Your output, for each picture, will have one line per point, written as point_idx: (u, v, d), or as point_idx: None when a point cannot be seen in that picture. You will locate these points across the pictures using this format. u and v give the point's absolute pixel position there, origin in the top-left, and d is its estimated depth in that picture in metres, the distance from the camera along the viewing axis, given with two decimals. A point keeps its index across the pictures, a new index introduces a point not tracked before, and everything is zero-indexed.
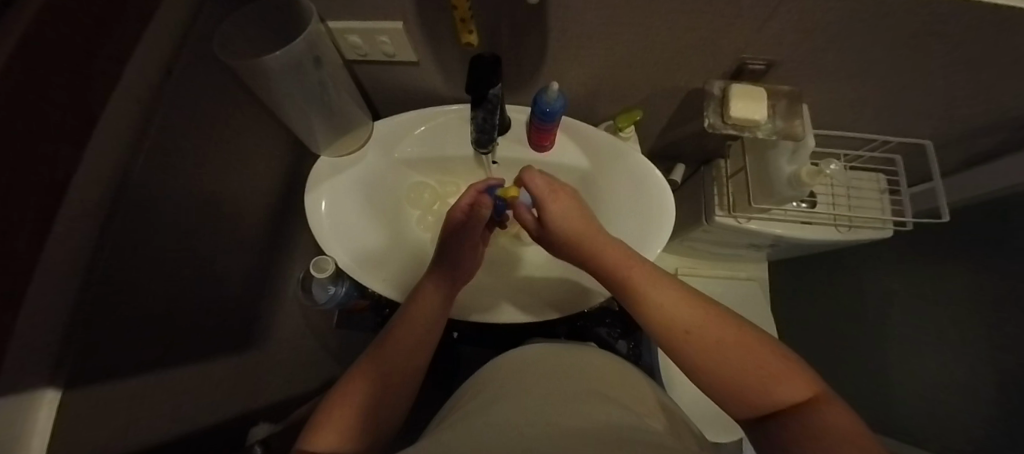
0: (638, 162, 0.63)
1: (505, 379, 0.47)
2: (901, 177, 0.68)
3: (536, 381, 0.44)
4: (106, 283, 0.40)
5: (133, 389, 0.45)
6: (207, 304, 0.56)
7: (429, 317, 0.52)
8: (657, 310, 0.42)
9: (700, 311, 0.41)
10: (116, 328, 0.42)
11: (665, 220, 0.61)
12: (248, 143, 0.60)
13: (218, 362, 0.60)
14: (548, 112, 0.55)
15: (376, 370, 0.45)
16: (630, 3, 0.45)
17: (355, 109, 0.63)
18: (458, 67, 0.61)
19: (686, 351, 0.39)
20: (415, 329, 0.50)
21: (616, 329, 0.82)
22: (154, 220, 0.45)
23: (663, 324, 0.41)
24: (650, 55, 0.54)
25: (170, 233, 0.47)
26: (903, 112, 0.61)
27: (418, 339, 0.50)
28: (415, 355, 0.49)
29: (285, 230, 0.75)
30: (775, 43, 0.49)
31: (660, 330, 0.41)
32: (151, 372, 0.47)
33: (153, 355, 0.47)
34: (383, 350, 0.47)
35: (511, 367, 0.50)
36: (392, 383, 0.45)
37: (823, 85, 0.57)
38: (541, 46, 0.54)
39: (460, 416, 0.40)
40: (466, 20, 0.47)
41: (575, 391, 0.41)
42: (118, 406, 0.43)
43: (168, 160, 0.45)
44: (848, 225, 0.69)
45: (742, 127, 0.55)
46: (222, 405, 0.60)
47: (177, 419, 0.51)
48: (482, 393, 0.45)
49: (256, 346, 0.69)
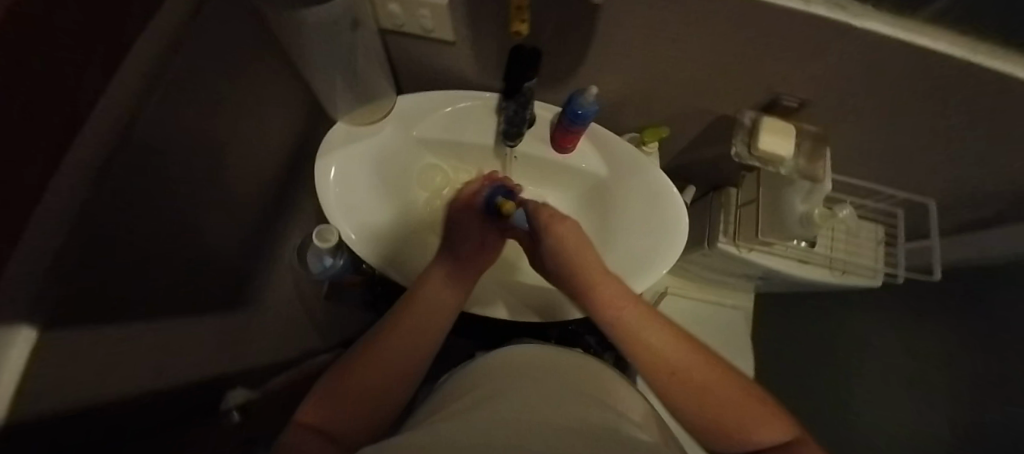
0: (657, 178, 0.63)
1: (499, 372, 0.47)
2: (898, 231, 0.71)
3: (535, 379, 0.44)
4: (85, 220, 0.35)
5: (113, 338, 0.42)
6: (199, 257, 0.53)
7: (438, 299, 0.49)
8: (643, 343, 0.42)
9: (692, 350, 0.41)
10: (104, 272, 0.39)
11: (676, 238, 0.61)
12: (264, 98, 0.57)
13: (202, 320, 0.57)
14: (579, 114, 0.54)
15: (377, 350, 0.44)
16: (684, 19, 0.44)
17: (380, 81, 0.61)
18: (493, 55, 0.59)
19: (670, 389, 0.39)
20: (423, 310, 0.48)
21: (605, 340, 0.83)
22: (161, 165, 0.42)
23: (653, 362, 0.41)
24: (687, 74, 0.54)
25: (171, 175, 0.44)
26: (914, 169, 0.63)
27: (424, 321, 0.47)
28: (422, 338, 0.46)
29: (288, 194, 0.72)
30: (812, 84, 0.50)
31: (650, 369, 0.41)
32: (133, 322, 0.44)
33: (139, 303, 0.44)
34: (385, 332, 0.46)
35: (499, 366, 0.50)
36: (394, 364, 0.44)
37: (848, 132, 0.58)
38: (584, 47, 0.53)
39: (455, 410, 0.39)
40: (521, 9, 0.45)
41: (576, 392, 0.41)
42: (97, 357, 0.40)
43: (184, 100, 0.42)
44: (843, 270, 0.71)
45: (766, 160, 0.56)
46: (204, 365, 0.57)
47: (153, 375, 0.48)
48: (475, 389, 0.44)
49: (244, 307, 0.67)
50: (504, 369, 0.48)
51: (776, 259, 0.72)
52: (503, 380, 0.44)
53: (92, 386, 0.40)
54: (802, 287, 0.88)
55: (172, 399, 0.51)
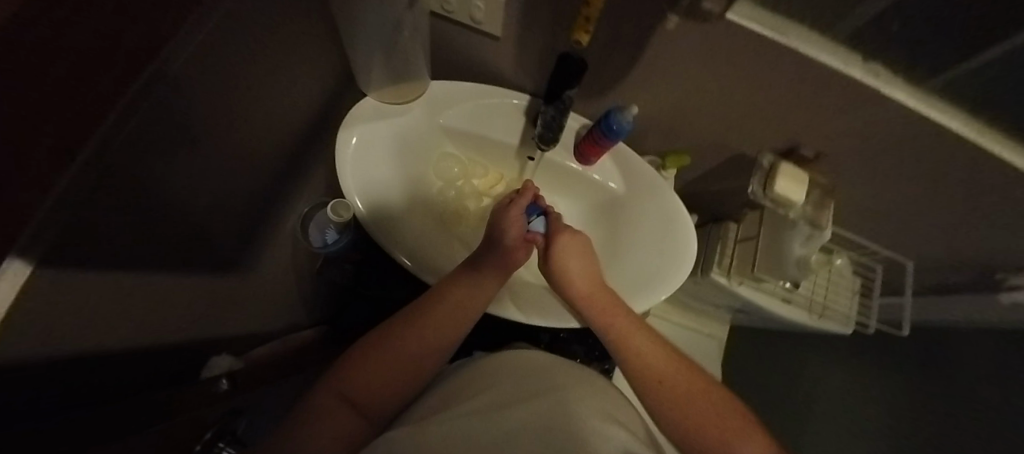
0: (673, 203, 0.66)
1: (514, 384, 0.50)
2: (875, 285, 0.75)
3: (544, 395, 0.47)
4: (107, 147, 0.30)
5: (109, 287, 0.37)
6: (203, 211, 0.49)
7: (438, 319, 0.52)
8: (651, 369, 0.50)
9: (696, 385, 0.48)
10: (114, 215, 0.35)
11: (686, 261, 0.63)
12: (297, 58, 0.55)
13: (204, 281, 0.53)
14: (614, 129, 0.56)
15: (368, 367, 0.48)
16: (734, 56, 0.47)
17: (419, 64, 0.59)
18: (535, 57, 0.60)
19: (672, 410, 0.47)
20: (418, 328, 0.51)
21: (593, 351, 0.83)
22: (181, 107, 0.38)
23: (658, 386, 0.49)
24: (719, 107, 0.57)
25: (194, 115, 0.41)
26: (899, 228, 0.69)
27: (418, 339, 0.51)
28: (413, 357, 0.50)
29: (299, 165, 0.68)
30: (833, 137, 0.55)
31: (654, 391, 0.49)
32: (134, 273, 0.40)
33: (139, 254, 0.40)
34: (382, 349, 0.50)
35: (513, 369, 0.54)
36: (381, 380, 0.48)
37: (851, 184, 0.62)
38: (627, 65, 0.54)
39: (469, 412, 0.45)
40: (589, 19, 0.44)
41: (579, 411, 0.45)
42: (88, 307, 0.35)
43: (223, 37, 0.40)
44: (821, 313, 0.76)
45: (778, 202, 0.61)
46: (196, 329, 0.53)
47: (142, 332, 0.43)
48: (485, 393, 0.49)
49: (245, 270, 0.63)
50: (520, 381, 0.51)
51: (762, 295, 0.76)
52: (516, 394, 0.48)
53: (80, 334, 0.35)
54: (779, 324, 0.93)
55: (152, 361, 0.46)
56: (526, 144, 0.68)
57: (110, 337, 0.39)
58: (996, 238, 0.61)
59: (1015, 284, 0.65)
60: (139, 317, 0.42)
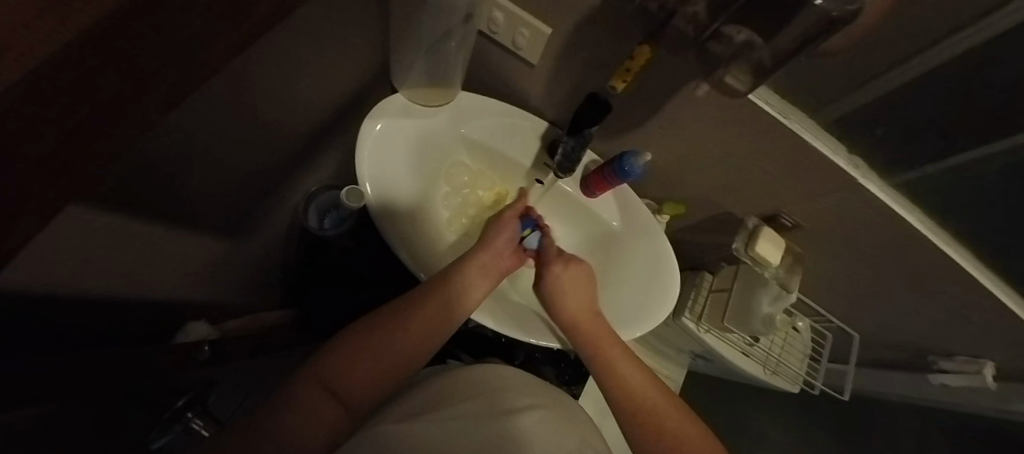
0: (663, 245, 0.70)
1: (496, 392, 0.51)
2: (824, 351, 0.82)
3: (526, 412, 0.48)
4: None
5: (99, 228, 0.34)
6: (220, 169, 0.47)
7: (426, 317, 0.53)
8: (622, 381, 0.56)
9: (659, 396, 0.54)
10: (132, 160, 0.32)
11: (669, 300, 0.67)
12: (345, 42, 0.57)
13: (201, 242, 0.51)
14: (626, 170, 0.61)
15: (349, 362, 0.48)
16: (745, 119, 0.54)
17: (457, 73, 0.62)
18: (564, 91, 0.64)
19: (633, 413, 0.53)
20: (405, 325, 0.51)
21: (563, 375, 0.83)
22: (234, 64, 0.37)
23: (627, 395, 0.54)
24: (720, 166, 0.64)
25: (246, 72, 0.41)
26: (849, 299, 0.78)
27: (405, 337, 0.51)
28: (397, 354, 0.50)
29: (316, 148, 0.67)
30: (812, 211, 0.64)
31: (625, 400, 0.54)
32: (129, 222, 0.37)
33: (143, 204, 0.37)
34: (366, 345, 0.49)
35: (492, 379, 0.54)
36: (361, 377, 0.48)
37: (817, 250, 0.71)
38: (648, 114, 0.60)
39: (453, 416, 0.46)
40: (630, 70, 0.50)
41: (556, 433, 0.47)
42: (74, 248, 0.32)
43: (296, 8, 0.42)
44: (775, 370, 0.81)
45: (757, 261, 0.69)
46: (178, 290, 0.50)
47: (119, 279, 0.40)
48: (468, 400, 0.49)
49: (239, 241, 0.60)
50: (498, 387, 0.52)
51: (727, 346, 0.81)
52: (498, 402, 0.49)
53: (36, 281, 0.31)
54: (733, 375, 0.98)
55: (124, 314, 0.43)
56: (537, 167, 0.70)
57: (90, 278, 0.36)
58: (925, 318, 0.72)
59: (943, 368, 0.74)
60: (124, 262, 0.39)
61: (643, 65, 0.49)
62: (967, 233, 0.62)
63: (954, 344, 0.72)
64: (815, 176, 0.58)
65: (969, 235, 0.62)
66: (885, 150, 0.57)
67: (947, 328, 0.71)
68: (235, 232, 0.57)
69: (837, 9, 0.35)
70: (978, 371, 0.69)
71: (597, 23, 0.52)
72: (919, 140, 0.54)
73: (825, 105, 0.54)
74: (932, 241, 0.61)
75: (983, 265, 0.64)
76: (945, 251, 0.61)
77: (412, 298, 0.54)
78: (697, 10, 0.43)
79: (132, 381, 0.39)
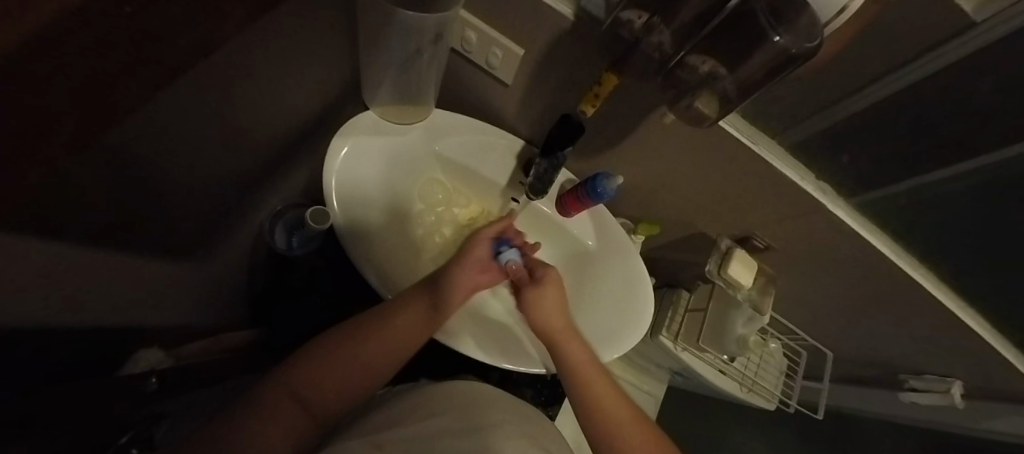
0: (637, 267, 0.70)
1: (471, 403, 0.49)
2: (798, 370, 0.82)
3: (502, 427, 0.46)
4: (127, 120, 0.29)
5: (53, 262, 0.32)
6: (179, 191, 0.45)
7: (388, 341, 0.50)
8: (596, 402, 0.53)
9: (632, 418, 0.52)
10: (89, 182, 0.30)
11: (641, 324, 0.66)
12: (312, 59, 0.55)
13: (156, 265, 0.48)
14: (599, 192, 0.61)
15: (299, 387, 0.45)
16: (712, 145, 0.55)
17: (430, 91, 0.61)
18: (537, 111, 0.64)
19: (606, 437, 0.51)
20: (364, 348, 0.49)
21: (540, 395, 0.82)
22: (194, 86, 0.36)
23: (601, 420, 0.52)
24: (691, 188, 0.64)
25: (208, 92, 0.39)
26: (820, 317, 0.79)
27: (362, 360, 0.48)
28: (354, 377, 0.48)
29: (284, 164, 0.65)
30: (781, 233, 0.65)
31: (596, 424, 0.52)
32: (76, 246, 0.34)
33: (91, 225, 0.34)
34: (320, 368, 0.46)
35: (467, 396, 0.51)
36: (313, 400, 0.45)
37: (789, 270, 0.72)
38: (620, 137, 0.60)
39: (428, 433, 0.43)
40: (599, 96, 0.51)
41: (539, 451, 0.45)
42: (33, 285, 0.31)
43: (259, 27, 0.41)
44: (750, 388, 0.81)
45: (730, 283, 0.69)
46: (130, 317, 0.47)
47: (67, 314, 0.37)
48: (442, 414, 0.46)
49: (200, 261, 0.57)
50: (472, 400, 0.50)
51: (703, 365, 0.81)
52: (474, 415, 0.47)
53: (9, 320, 0.30)
54: (711, 392, 0.98)
55: (86, 344, 0.41)
56: (512, 185, 0.70)
57: (43, 314, 0.34)
58: (892, 337, 0.74)
59: (913, 385, 0.76)
60: (74, 293, 0.37)
61: (611, 91, 0.50)
62: (931, 254, 0.64)
63: (923, 364, 0.74)
64: (785, 199, 0.59)
65: (933, 257, 0.64)
66: (851, 175, 0.58)
67: (917, 349, 0.72)
68: (194, 252, 0.55)
69: (796, 46, 0.35)
70: (947, 389, 0.71)
71: (568, 45, 0.51)
72: (883, 166, 0.56)
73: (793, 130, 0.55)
74: (898, 264, 0.62)
75: (946, 286, 0.65)
76: (910, 273, 0.62)
77: (375, 318, 0.51)
78: (662, 38, 0.43)
79: (85, 418, 0.37)
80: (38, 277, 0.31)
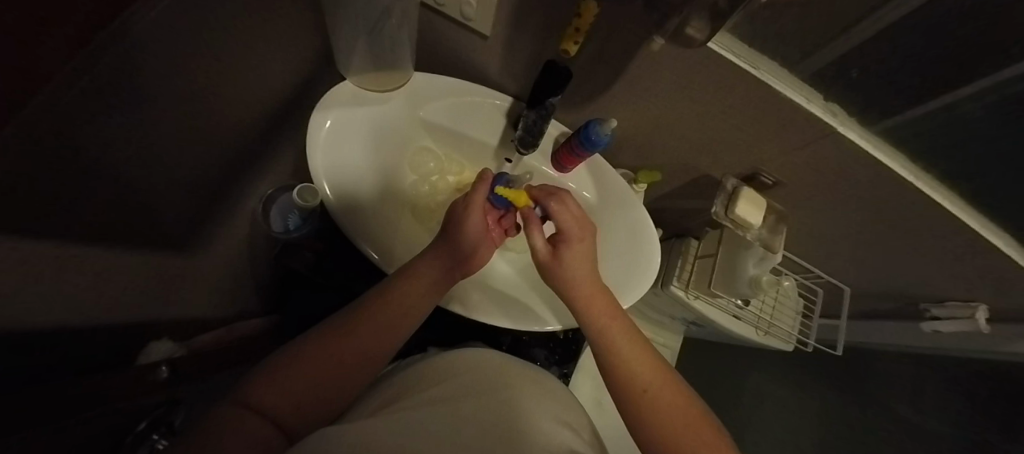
0: (641, 219, 0.67)
1: (464, 373, 0.49)
2: (815, 308, 0.81)
3: (507, 390, 0.45)
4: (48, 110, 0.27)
5: (47, 259, 0.33)
6: (160, 183, 0.44)
7: (411, 303, 0.49)
8: (621, 358, 0.49)
9: (662, 376, 0.47)
10: (63, 171, 0.30)
11: (648, 274, 0.65)
12: (276, 32, 0.52)
13: (155, 257, 0.49)
14: (592, 139, 0.58)
15: (304, 360, 0.40)
16: (705, 83, 0.52)
17: (405, 55, 0.57)
18: (523, 62, 0.60)
19: (632, 404, 0.45)
20: (385, 311, 0.47)
21: (554, 355, 0.83)
22: (147, 66, 0.34)
23: (627, 384, 0.46)
24: (691, 128, 0.61)
25: (165, 77, 0.38)
26: (835, 252, 0.77)
27: (377, 328, 0.46)
28: (365, 350, 0.44)
29: (266, 146, 0.64)
30: (787, 167, 0.62)
31: (622, 379, 0.47)
32: (73, 244, 0.35)
33: (84, 219, 0.35)
34: (330, 337, 0.43)
35: (460, 370, 0.49)
36: (327, 373, 0.41)
37: (799, 206, 0.70)
38: (611, 80, 0.56)
39: (429, 398, 0.43)
40: (579, 30, 0.47)
41: (551, 411, 0.44)
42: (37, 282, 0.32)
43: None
44: (766, 330, 0.80)
45: (737, 223, 0.67)
46: (137, 309, 0.48)
47: (75, 308, 0.38)
48: (439, 384, 0.46)
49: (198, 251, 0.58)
50: (469, 368, 0.50)
51: (716, 310, 0.80)
52: (470, 381, 0.46)
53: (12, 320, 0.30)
54: (725, 337, 0.99)
55: (93, 339, 0.42)
56: (504, 146, 0.68)
57: (46, 311, 0.35)
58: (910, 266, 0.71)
59: (935, 314, 0.73)
60: (75, 291, 0.38)
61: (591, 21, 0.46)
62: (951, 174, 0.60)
63: (944, 291, 0.72)
64: (792, 129, 0.55)
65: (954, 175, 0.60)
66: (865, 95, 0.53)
67: (937, 277, 0.70)
68: (189, 243, 0.55)
69: None
70: (971, 315, 0.68)
71: None
72: None
73: (800, 55, 0.49)
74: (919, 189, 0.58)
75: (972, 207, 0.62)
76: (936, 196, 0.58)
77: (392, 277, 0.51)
78: None
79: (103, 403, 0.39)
80: (38, 274, 0.32)
